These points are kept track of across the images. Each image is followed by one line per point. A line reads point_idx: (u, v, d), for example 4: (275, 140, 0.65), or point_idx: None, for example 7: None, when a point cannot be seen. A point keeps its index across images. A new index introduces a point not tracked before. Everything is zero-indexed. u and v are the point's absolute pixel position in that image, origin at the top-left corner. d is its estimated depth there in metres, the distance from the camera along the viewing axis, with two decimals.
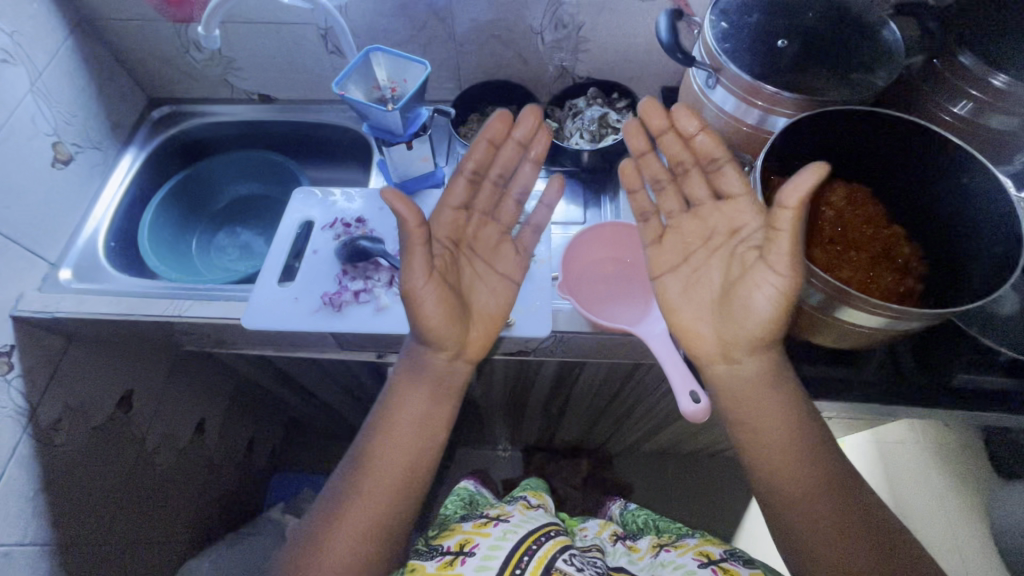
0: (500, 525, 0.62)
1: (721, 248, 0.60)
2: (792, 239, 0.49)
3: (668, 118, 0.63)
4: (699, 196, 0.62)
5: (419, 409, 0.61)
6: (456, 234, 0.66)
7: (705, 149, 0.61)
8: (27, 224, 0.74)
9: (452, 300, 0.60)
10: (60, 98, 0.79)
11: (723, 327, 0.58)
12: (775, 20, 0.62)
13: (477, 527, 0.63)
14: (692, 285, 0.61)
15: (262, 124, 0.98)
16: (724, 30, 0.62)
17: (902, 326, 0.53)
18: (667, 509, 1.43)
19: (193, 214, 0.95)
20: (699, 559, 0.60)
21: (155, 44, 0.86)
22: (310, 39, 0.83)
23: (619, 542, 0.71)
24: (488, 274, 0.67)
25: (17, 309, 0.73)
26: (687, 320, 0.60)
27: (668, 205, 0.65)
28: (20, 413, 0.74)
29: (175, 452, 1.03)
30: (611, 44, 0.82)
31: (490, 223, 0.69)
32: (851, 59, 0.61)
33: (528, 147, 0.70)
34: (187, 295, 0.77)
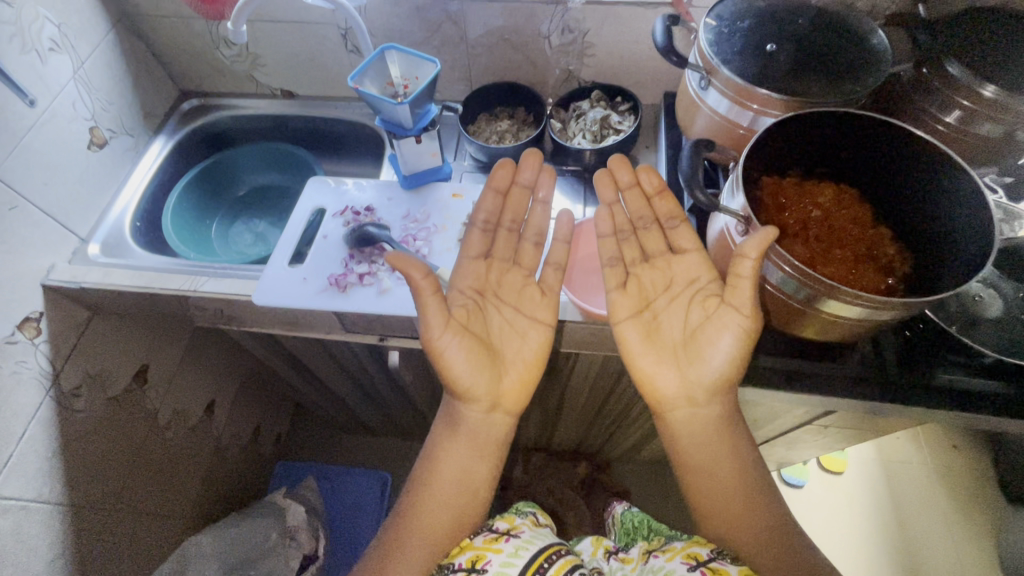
0: (511, 540, 0.56)
1: (680, 296, 0.64)
2: (753, 284, 0.55)
3: (634, 174, 0.69)
4: (654, 249, 0.67)
5: (458, 466, 0.62)
6: (480, 284, 0.69)
7: (665, 209, 0.67)
8: (62, 201, 0.80)
9: (477, 349, 0.63)
10: (99, 87, 0.85)
11: (686, 375, 0.61)
12: (767, 27, 0.65)
13: (488, 544, 0.56)
14: (653, 332, 0.64)
15: (284, 119, 1.03)
16: (719, 34, 0.65)
17: (884, 317, 0.55)
18: (663, 516, 1.43)
19: (214, 201, 1.00)
20: (688, 562, 0.53)
21: (188, 40, 0.92)
22: (332, 39, 0.88)
23: (611, 557, 0.63)
24: (516, 319, 0.68)
25: (47, 278, 0.78)
26: (649, 369, 0.62)
27: (629, 254, 0.69)
28: (43, 375, 0.78)
29: (185, 429, 1.08)
30: (615, 50, 0.86)
31: (511, 267, 0.71)
32: (840, 67, 0.63)
33: (535, 190, 0.74)
34: (203, 272, 0.81)
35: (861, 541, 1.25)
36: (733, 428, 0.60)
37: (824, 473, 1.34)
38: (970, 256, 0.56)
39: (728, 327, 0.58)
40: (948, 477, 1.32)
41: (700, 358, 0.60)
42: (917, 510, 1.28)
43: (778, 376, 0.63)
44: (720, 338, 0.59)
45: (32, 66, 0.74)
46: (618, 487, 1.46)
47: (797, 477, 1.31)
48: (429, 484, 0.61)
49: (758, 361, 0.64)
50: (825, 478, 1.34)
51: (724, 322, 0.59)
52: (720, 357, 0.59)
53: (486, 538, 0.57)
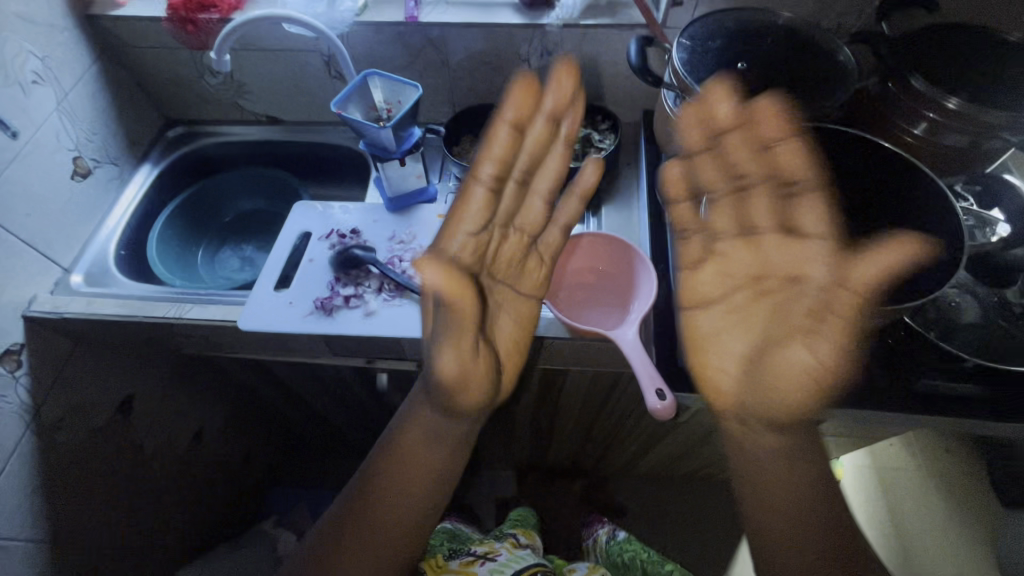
0: (489, 563, 0.67)
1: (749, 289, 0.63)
2: None
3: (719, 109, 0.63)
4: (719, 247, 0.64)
5: (429, 429, 0.62)
6: (478, 258, 0.65)
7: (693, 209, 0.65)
8: (44, 231, 0.80)
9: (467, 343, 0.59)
10: (83, 117, 0.85)
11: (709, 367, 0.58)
12: (736, 45, 0.68)
13: (465, 567, 0.67)
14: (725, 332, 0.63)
15: (269, 144, 1.04)
16: (691, 55, 0.67)
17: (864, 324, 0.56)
18: (660, 537, 1.42)
19: (200, 227, 1.00)
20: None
21: (175, 70, 0.93)
22: (315, 65, 0.90)
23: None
24: (508, 296, 0.67)
25: (29, 310, 0.77)
26: (715, 367, 0.62)
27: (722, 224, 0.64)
28: (24, 410, 0.78)
29: (172, 458, 1.09)
30: (594, 71, 0.88)
31: (505, 248, 0.68)
32: (812, 81, 0.65)
33: (559, 121, 0.67)
34: (188, 297, 0.80)
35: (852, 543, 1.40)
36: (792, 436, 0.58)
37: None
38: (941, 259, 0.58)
39: None
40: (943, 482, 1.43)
41: (772, 362, 0.60)
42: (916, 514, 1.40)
43: None
44: None
45: (14, 98, 0.74)
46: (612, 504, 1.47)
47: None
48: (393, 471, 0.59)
49: None
50: None
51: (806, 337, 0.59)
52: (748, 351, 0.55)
53: (466, 561, 0.68)
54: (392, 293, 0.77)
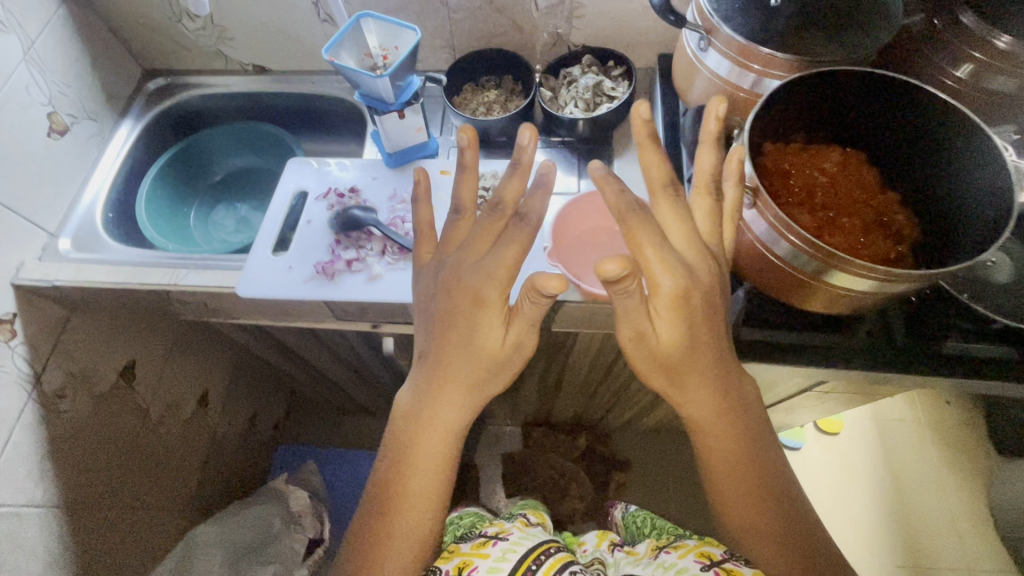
0: (499, 544, 0.59)
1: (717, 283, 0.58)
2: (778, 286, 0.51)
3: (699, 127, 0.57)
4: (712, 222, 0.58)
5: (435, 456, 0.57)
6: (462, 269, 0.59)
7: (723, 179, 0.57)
8: (24, 194, 0.75)
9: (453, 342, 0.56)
10: (54, 68, 0.79)
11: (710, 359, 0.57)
12: None
13: (474, 549, 0.59)
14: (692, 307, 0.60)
15: (257, 97, 0.97)
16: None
17: (893, 288, 0.52)
18: (662, 488, 1.47)
19: (191, 186, 0.96)
20: (703, 561, 0.55)
21: (148, 13, 0.86)
22: (302, 7, 0.82)
23: (616, 548, 0.68)
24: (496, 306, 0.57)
25: (17, 278, 0.74)
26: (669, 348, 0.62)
27: None
28: (24, 378, 0.76)
29: (180, 421, 1.10)
30: (605, 11, 0.81)
31: None
32: (849, 19, 0.59)
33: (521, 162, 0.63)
34: (183, 263, 0.77)
35: (850, 492, 1.44)
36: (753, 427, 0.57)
37: (822, 435, 1.52)
38: (979, 219, 0.55)
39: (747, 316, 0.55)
40: (937, 429, 1.51)
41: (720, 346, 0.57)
42: (913, 462, 1.47)
43: (776, 347, 0.62)
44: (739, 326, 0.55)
45: None
46: (615, 457, 1.51)
47: (794, 440, 1.49)
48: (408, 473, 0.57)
49: (761, 336, 0.62)
50: (821, 439, 1.51)
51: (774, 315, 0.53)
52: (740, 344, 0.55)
53: (477, 543, 0.61)
54: (396, 256, 0.73)
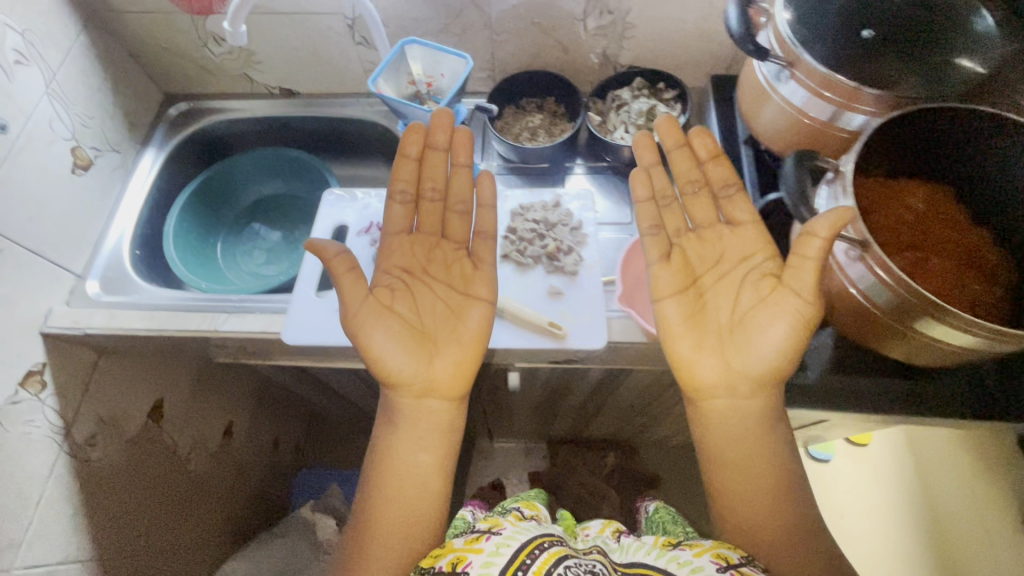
0: (493, 538, 0.51)
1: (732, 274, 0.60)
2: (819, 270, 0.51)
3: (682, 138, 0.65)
4: (704, 219, 0.63)
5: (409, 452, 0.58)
6: (409, 264, 0.65)
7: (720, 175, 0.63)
8: (50, 236, 0.71)
9: (403, 331, 0.60)
10: (76, 100, 0.74)
11: (730, 362, 0.56)
12: (852, 12, 0.59)
13: (469, 544, 0.52)
14: (697, 315, 0.59)
15: (284, 121, 0.93)
16: (806, 19, 0.58)
17: (999, 347, 0.48)
18: (693, 505, 1.45)
19: (217, 216, 0.92)
20: (719, 562, 0.48)
21: (171, 37, 0.81)
22: (337, 30, 0.78)
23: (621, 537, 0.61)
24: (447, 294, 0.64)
25: (46, 326, 0.70)
26: (689, 356, 0.57)
27: (673, 223, 0.64)
28: (56, 430, 0.72)
29: (206, 455, 1.06)
30: (657, 31, 0.77)
31: (441, 242, 0.67)
32: (934, 56, 0.57)
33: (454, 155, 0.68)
34: (220, 305, 0.73)
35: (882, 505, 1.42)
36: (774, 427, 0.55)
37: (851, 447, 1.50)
38: None
39: (784, 315, 0.54)
40: None
41: (747, 344, 0.56)
42: None
43: (861, 394, 0.58)
44: (773, 325, 0.54)
45: None
46: (646, 473, 1.49)
47: (824, 452, 1.47)
48: (386, 469, 0.57)
49: (843, 383, 0.59)
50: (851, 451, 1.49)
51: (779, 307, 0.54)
52: (769, 346, 0.54)
53: (469, 538, 0.53)
54: None
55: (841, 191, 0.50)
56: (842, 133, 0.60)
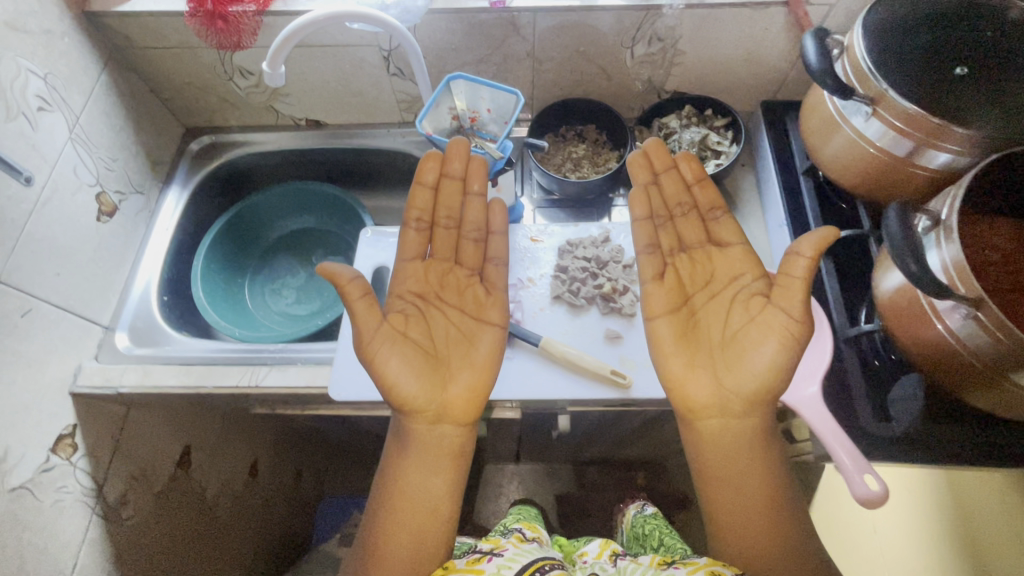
0: (495, 559, 0.52)
1: (721, 295, 0.56)
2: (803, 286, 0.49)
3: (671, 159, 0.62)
4: (694, 240, 0.59)
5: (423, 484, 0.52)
6: (421, 288, 0.61)
7: (707, 197, 0.60)
8: (76, 290, 0.67)
9: (416, 356, 0.55)
10: (100, 143, 0.70)
11: (725, 382, 0.52)
12: (941, 42, 0.54)
13: (470, 566, 0.51)
14: (689, 332, 0.55)
15: (311, 153, 0.89)
16: (889, 48, 0.54)
17: None
18: None
19: (244, 255, 0.88)
20: None
21: (196, 72, 0.77)
22: (371, 62, 0.74)
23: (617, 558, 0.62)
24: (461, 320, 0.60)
25: (75, 385, 0.66)
26: (679, 372, 0.53)
27: (667, 242, 0.60)
28: (88, 493, 0.68)
29: (233, 497, 1.02)
30: (707, 57, 0.74)
31: (453, 267, 0.63)
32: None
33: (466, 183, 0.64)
34: (260, 357, 0.69)
35: None
36: (769, 445, 0.52)
37: None
38: None
39: (774, 333, 0.51)
40: None
41: (740, 364, 0.52)
42: None
43: (950, 447, 0.54)
44: (763, 343, 0.51)
45: (22, 135, 0.59)
46: (676, 493, 1.41)
47: None
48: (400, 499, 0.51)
49: (930, 435, 0.55)
50: None
51: (768, 326, 0.51)
52: (762, 366, 0.51)
53: (468, 559, 0.52)
54: None
55: (943, 236, 0.46)
56: (918, 170, 0.57)
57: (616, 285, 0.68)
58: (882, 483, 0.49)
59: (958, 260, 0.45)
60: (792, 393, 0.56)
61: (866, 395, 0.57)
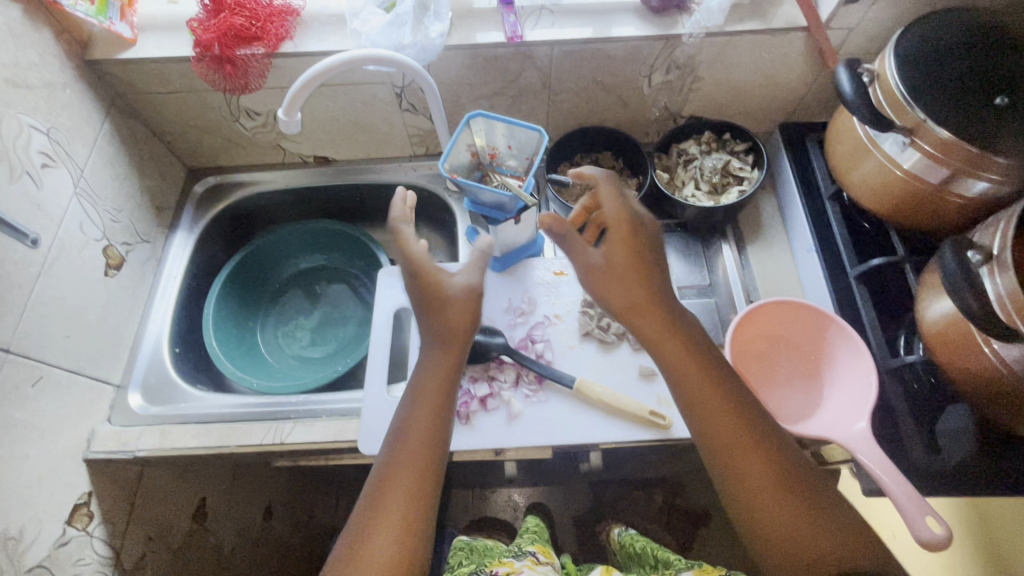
0: None
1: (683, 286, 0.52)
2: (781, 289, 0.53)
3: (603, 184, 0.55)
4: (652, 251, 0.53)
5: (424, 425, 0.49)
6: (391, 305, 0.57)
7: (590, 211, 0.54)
8: (87, 351, 0.64)
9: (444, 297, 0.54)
10: (104, 195, 0.68)
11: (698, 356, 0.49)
12: (976, 70, 0.54)
13: None
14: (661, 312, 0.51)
15: (319, 190, 0.86)
16: (924, 76, 0.53)
17: None
18: None
19: (254, 297, 0.85)
20: None
21: (201, 115, 0.75)
22: (384, 98, 0.72)
23: None
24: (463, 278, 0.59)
25: (90, 452, 0.63)
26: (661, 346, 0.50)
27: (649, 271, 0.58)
28: (105, 563, 0.65)
29: (249, 545, 0.98)
30: (726, 83, 0.73)
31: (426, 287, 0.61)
32: None
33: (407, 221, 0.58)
34: (282, 411, 0.66)
35: None
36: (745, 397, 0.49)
37: None
38: None
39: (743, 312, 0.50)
40: None
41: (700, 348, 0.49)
42: None
43: (1008, 481, 0.53)
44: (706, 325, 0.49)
45: (27, 195, 0.57)
46: None
47: None
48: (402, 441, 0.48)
49: (987, 469, 0.53)
50: None
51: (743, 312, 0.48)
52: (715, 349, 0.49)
53: None
54: (533, 386, 0.64)
55: (997, 270, 0.45)
56: (952, 198, 0.55)
57: None
58: (943, 523, 0.47)
59: (1015, 295, 0.43)
60: (840, 431, 0.55)
61: (916, 429, 0.56)
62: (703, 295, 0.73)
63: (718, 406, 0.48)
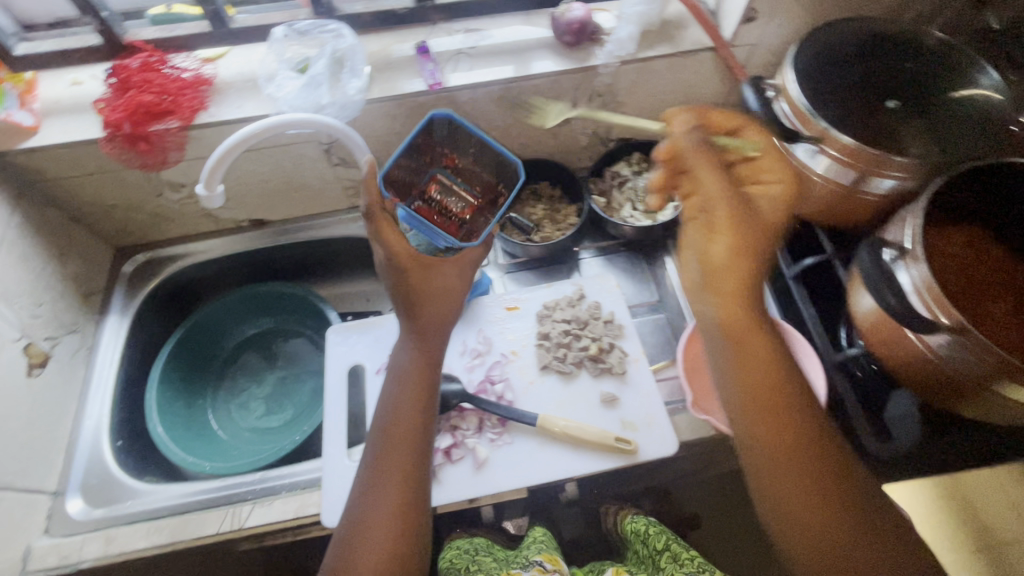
0: None
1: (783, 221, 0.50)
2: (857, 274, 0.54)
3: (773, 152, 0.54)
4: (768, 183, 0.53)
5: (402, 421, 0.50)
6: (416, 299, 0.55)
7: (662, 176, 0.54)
8: (13, 460, 0.59)
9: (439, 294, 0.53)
10: (20, 291, 0.64)
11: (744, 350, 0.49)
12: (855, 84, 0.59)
13: None
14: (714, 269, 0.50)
15: (258, 253, 0.84)
16: (813, 90, 0.57)
17: None
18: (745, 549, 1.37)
19: (199, 372, 0.81)
20: None
21: (121, 194, 0.72)
22: (312, 155, 0.71)
23: None
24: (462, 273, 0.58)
25: (26, 571, 0.58)
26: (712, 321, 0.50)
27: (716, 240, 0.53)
28: None
29: None
30: (646, 106, 0.75)
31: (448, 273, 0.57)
32: (939, 117, 0.56)
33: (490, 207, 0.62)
34: (239, 492, 0.63)
35: None
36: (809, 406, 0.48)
37: None
38: None
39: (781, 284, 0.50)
40: None
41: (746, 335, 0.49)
42: None
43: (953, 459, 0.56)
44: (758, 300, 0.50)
45: None
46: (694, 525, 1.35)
47: None
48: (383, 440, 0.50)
49: (928, 448, 0.56)
50: None
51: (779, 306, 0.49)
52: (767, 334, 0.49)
53: None
54: (498, 430, 0.63)
55: (908, 260, 0.47)
56: (865, 196, 0.58)
57: (602, 345, 0.67)
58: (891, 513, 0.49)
59: (929, 283, 0.45)
60: None
61: (868, 413, 0.58)
62: (653, 312, 0.75)
63: (767, 411, 0.47)
